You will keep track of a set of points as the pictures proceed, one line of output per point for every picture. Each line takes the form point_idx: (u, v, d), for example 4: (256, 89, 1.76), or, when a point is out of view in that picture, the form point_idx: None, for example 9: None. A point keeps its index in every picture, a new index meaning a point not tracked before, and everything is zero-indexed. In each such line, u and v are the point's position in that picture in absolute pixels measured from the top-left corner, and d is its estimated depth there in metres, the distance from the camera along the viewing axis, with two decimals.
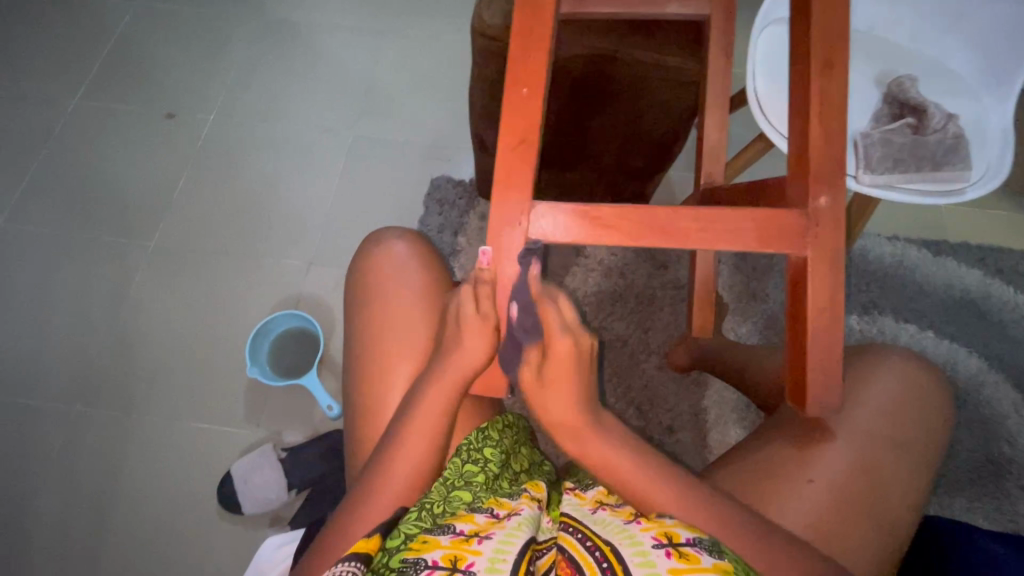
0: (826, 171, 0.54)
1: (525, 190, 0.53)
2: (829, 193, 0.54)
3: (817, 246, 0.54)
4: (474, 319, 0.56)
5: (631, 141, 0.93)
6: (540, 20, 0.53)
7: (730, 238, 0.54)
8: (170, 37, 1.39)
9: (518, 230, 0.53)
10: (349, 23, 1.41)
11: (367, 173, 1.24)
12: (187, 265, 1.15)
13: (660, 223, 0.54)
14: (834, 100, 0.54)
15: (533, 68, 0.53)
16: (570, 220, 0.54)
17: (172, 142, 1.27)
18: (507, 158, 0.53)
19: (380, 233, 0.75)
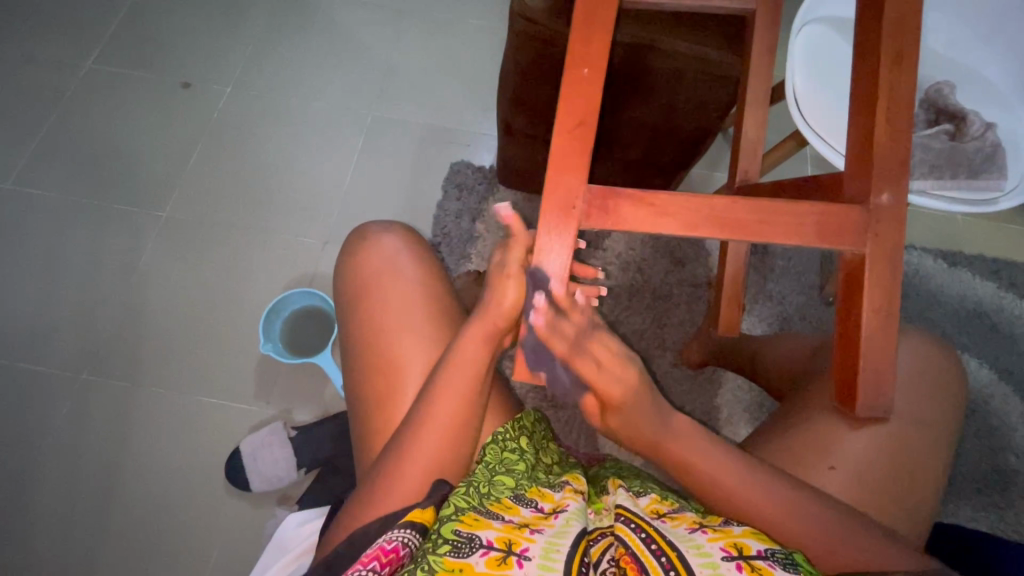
0: (888, 169, 0.52)
1: (582, 170, 0.50)
2: (892, 190, 0.51)
3: (876, 244, 0.52)
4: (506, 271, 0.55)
5: (663, 134, 0.95)
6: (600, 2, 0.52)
7: (790, 233, 0.51)
8: (185, 7, 1.42)
9: (574, 212, 0.50)
10: (372, 0, 1.44)
11: (386, 152, 1.27)
12: (219, 233, 1.18)
13: (717, 212, 0.50)
14: (902, 96, 0.52)
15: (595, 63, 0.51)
16: (627, 204, 0.51)
17: (205, 112, 1.30)
18: (567, 142, 0.50)
19: (364, 228, 0.77)
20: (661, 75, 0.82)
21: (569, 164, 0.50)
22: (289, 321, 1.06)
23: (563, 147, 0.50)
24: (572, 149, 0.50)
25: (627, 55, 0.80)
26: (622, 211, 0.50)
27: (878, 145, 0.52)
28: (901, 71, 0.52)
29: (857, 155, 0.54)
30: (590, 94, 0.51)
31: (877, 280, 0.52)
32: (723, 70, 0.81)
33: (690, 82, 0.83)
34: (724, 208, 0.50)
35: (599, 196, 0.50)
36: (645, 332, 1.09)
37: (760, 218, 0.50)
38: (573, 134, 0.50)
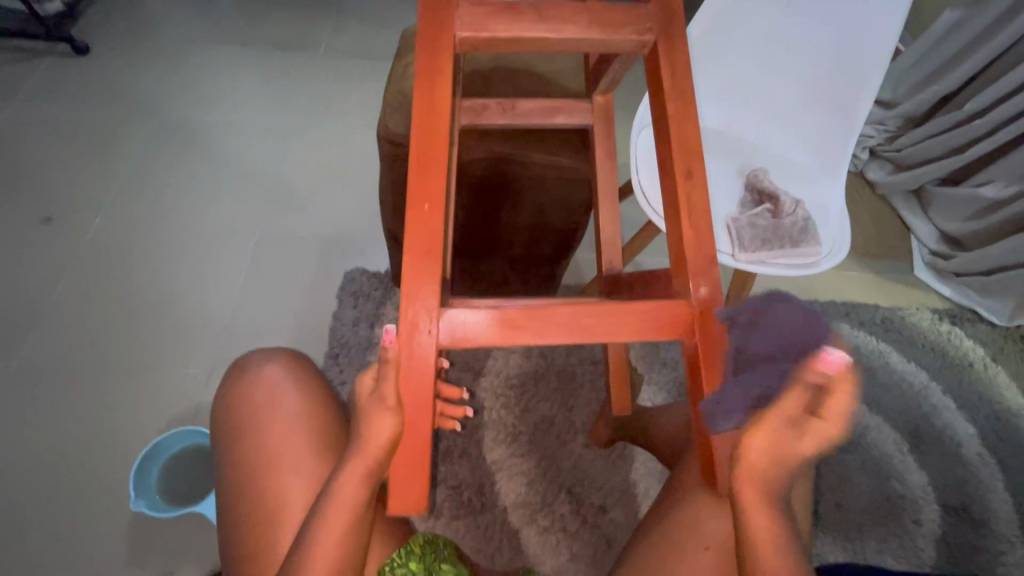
0: (702, 264, 0.55)
1: (434, 297, 0.52)
2: (708, 283, 0.55)
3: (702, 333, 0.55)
4: (374, 400, 0.50)
5: (539, 231, 1.02)
6: (434, 131, 0.53)
7: (630, 332, 0.54)
8: (53, 144, 1.39)
9: (430, 336, 0.51)
10: (258, 124, 1.49)
11: (276, 267, 1.25)
12: (86, 376, 1.09)
13: (560, 321, 0.53)
14: (702, 204, 0.55)
15: (435, 198, 0.53)
16: (480, 323, 0.53)
17: (72, 247, 1.23)
18: (416, 270, 0.52)
19: (247, 357, 0.72)
20: (522, 181, 0.91)
21: (423, 289, 0.52)
22: (170, 466, 0.95)
23: (412, 275, 0.51)
24: (423, 273, 0.51)
25: (488, 166, 0.89)
26: (471, 332, 0.52)
27: (691, 243, 0.55)
28: (695, 184, 0.55)
29: (675, 256, 0.58)
30: (433, 230, 0.52)
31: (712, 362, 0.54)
32: (576, 173, 0.90)
33: (552, 184, 0.92)
34: (566, 317, 0.53)
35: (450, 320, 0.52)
36: (554, 416, 1.10)
37: (604, 321, 0.53)
38: (420, 262, 0.52)
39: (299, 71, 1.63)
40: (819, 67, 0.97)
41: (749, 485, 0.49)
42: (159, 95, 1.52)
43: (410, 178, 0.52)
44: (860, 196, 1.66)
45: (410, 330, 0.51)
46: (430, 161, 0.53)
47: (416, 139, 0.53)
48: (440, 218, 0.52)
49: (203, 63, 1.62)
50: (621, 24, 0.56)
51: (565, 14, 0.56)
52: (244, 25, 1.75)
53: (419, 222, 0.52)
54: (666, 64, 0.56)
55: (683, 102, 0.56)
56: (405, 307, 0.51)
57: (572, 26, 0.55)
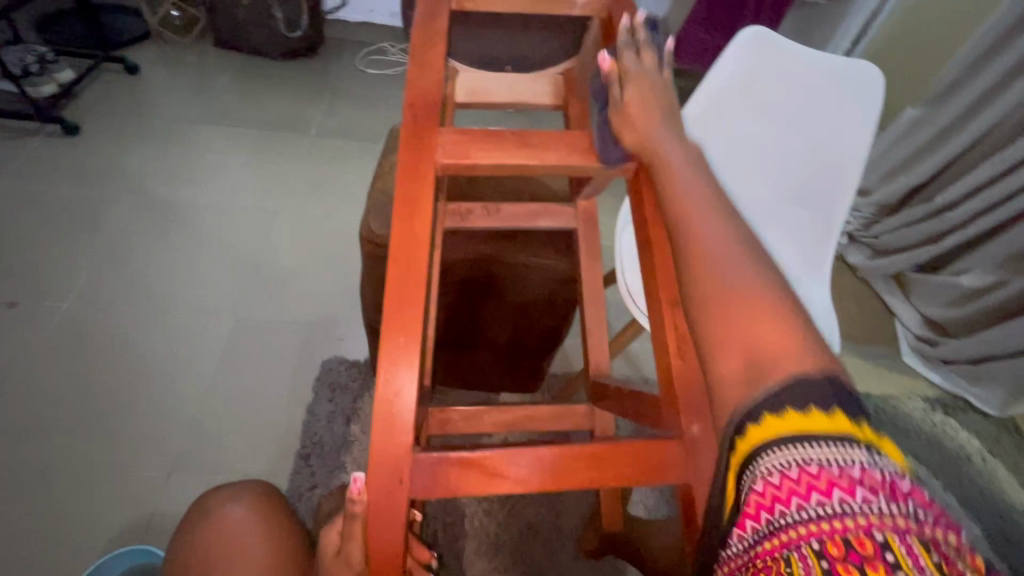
0: (695, 400, 0.51)
1: (406, 440, 0.48)
2: (699, 419, 0.51)
3: (698, 477, 0.50)
4: (342, 558, 0.48)
5: (524, 326, 0.99)
6: (413, 259, 0.51)
7: (619, 475, 0.50)
8: (29, 224, 1.36)
9: (402, 486, 0.47)
10: (243, 204, 1.50)
11: (251, 355, 1.20)
12: (33, 479, 1.01)
13: (544, 464, 0.49)
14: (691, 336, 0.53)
15: (412, 330, 0.50)
16: (454, 469, 0.49)
17: (35, 334, 1.18)
18: (387, 410, 0.48)
19: (205, 496, 0.69)
20: (507, 280, 0.90)
21: (394, 432, 0.48)
22: None
23: (384, 414, 0.48)
24: (397, 413, 0.48)
25: (472, 266, 0.88)
26: (448, 476, 0.48)
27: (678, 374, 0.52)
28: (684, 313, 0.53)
29: (665, 384, 0.54)
30: (407, 365, 0.49)
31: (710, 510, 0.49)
32: (561, 273, 0.89)
33: (537, 283, 0.91)
34: (548, 459, 0.50)
35: (424, 464, 0.48)
36: (539, 525, 1.02)
37: (589, 463, 0.50)
38: (392, 401, 0.48)
39: (289, 152, 1.66)
40: (795, 172, 1.01)
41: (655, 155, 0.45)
42: (146, 175, 1.52)
43: (386, 308, 0.50)
44: (842, 279, 1.69)
45: (380, 479, 0.47)
46: (407, 290, 0.50)
47: (395, 267, 0.51)
48: (416, 352, 0.49)
49: (194, 143, 1.64)
50: (603, 152, 0.57)
51: (548, 142, 0.57)
52: (238, 106, 1.80)
53: (394, 356, 0.49)
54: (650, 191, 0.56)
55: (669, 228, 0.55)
56: (376, 452, 0.47)
57: (553, 155, 0.56)
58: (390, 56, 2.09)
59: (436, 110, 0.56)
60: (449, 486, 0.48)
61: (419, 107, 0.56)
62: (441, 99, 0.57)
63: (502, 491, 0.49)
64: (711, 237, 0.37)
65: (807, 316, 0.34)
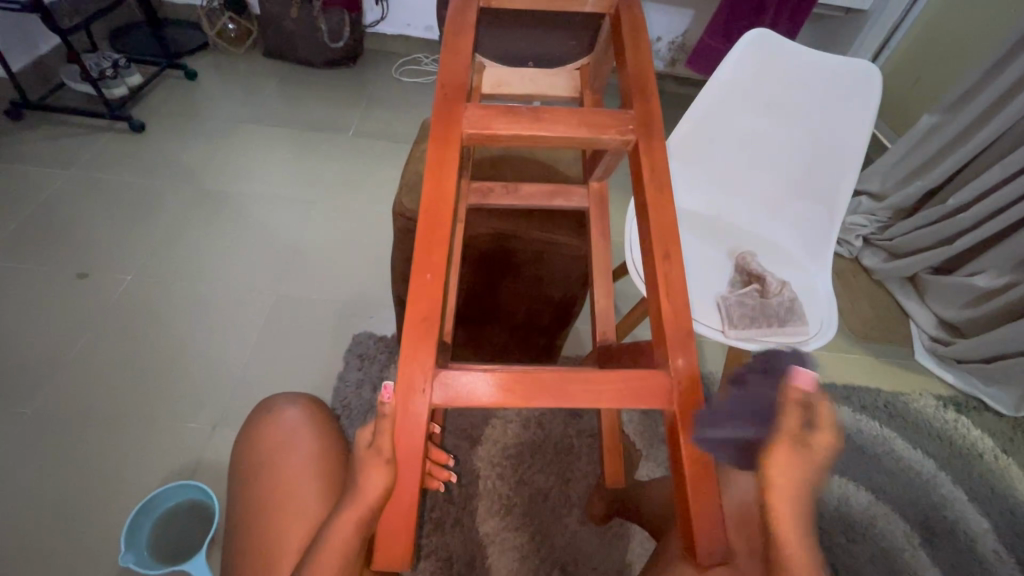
0: (679, 338, 0.59)
1: (429, 359, 0.56)
2: (685, 354, 0.58)
3: (682, 403, 0.57)
4: (370, 456, 0.53)
5: (539, 300, 1.07)
6: (439, 209, 0.60)
7: (614, 398, 0.56)
8: (98, 206, 1.52)
9: (424, 396, 0.55)
10: (286, 195, 1.63)
11: (289, 328, 1.32)
12: (93, 425, 1.13)
13: (546, 385, 0.56)
14: (678, 286, 0.60)
15: (436, 268, 0.58)
16: (466, 386, 0.56)
17: (101, 301, 1.31)
18: (414, 334, 0.56)
19: (272, 398, 0.74)
20: (524, 255, 0.99)
21: (418, 351, 0.56)
22: (163, 518, 0.96)
23: (412, 337, 0.56)
24: (422, 338, 0.56)
25: (493, 240, 0.97)
26: (465, 393, 0.56)
27: (666, 313, 0.59)
28: (673, 265, 0.61)
29: (655, 328, 0.61)
30: (433, 297, 0.57)
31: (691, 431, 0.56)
32: (574, 249, 0.97)
33: (551, 258, 0.99)
34: (550, 382, 0.56)
35: (443, 380, 0.56)
36: (547, 490, 1.09)
37: (585, 386, 0.56)
38: (418, 326, 0.56)
39: (328, 150, 1.80)
40: (796, 166, 1.07)
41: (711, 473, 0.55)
42: (200, 168, 1.67)
43: (417, 250, 0.58)
44: (857, 281, 1.71)
45: (405, 389, 0.55)
46: (433, 235, 0.59)
47: (424, 218, 0.60)
48: (439, 288, 0.58)
49: (243, 141, 1.79)
50: (605, 126, 0.65)
51: (559, 118, 0.65)
52: (284, 109, 1.96)
53: (421, 290, 0.58)
54: (646, 160, 0.64)
55: (661, 191, 0.63)
56: (403, 367, 0.55)
57: (563, 126, 0.64)
58: (423, 67, 2.24)
59: (464, 90, 0.65)
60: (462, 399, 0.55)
61: (449, 86, 0.65)
62: (467, 81, 0.66)
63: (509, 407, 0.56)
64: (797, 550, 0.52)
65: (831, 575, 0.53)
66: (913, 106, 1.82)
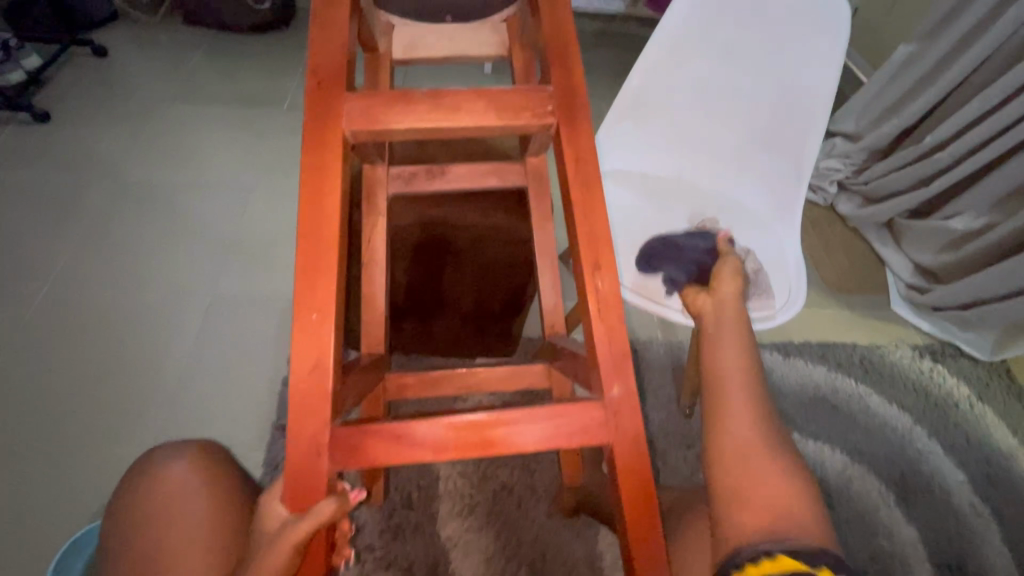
0: (614, 363, 0.51)
1: (322, 418, 0.47)
2: (620, 382, 0.50)
3: (619, 437, 0.50)
4: (271, 532, 0.45)
5: (485, 288, 0.98)
6: (322, 232, 0.49)
7: (544, 439, 0.49)
8: (5, 210, 1.38)
9: (323, 459, 0.47)
10: (216, 181, 1.50)
11: (227, 331, 1.22)
12: (19, 459, 1.04)
13: (463, 436, 0.48)
14: (613, 297, 0.51)
15: (324, 305, 0.48)
16: (375, 439, 0.48)
17: (16, 319, 1.20)
18: (303, 389, 0.47)
19: (153, 454, 0.67)
20: (461, 244, 0.89)
21: (311, 409, 0.47)
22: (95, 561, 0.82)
23: (302, 392, 0.47)
24: (315, 393, 0.47)
25: (424, 230, 0.87)
26: (372, 450, 0.48)
27: (598, 332, 0.51)
28: (605, 274, 0.52)
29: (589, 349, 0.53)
30: (325, 342, 0.48)
31: (631, 469, 0.49)
32: (514, 235, 0.88)
33: (491, 245, 0.90)
34: (469, 430, 0.49)
35: (345, 439, 0.48)
36: (512, 484, 1.04)
37: (512, 429, 0.49)
38: (307, 379, 0.47)
39: (261, 126, 1.65)
40: (756, 116, 0.97)
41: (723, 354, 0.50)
42: (117, 159, 1.51)
43: (297, 284, 0.48)
44: (832, 230, 1.64)
45: (301, 455, 0.46)
46: (316, 266, 0.49)
47: (302, 242, 0.49)
48: (330, 326, 0.48)
49: (164, 124, 1.62)
50: (520, 107, 0.54)
51: (461, 101, 0.53)
52: (208, 82, 1.77)
53: (307, 333, 0.48)
54: (569, 147, 0.54)
55: (588, 186, 0.53)
56: (293, 428, 0.47)
57: (468, 113, 0.53)
58: None
59: (341, 78, 0.53)
60: (367, 458, 0.47)
61: (322, 74, 0.53)
62: (347, 65, 0.54)
63: (418, 462, 0.48)
64: (748, 436, 0.45)
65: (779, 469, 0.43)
66: (890, 34, 1.68)
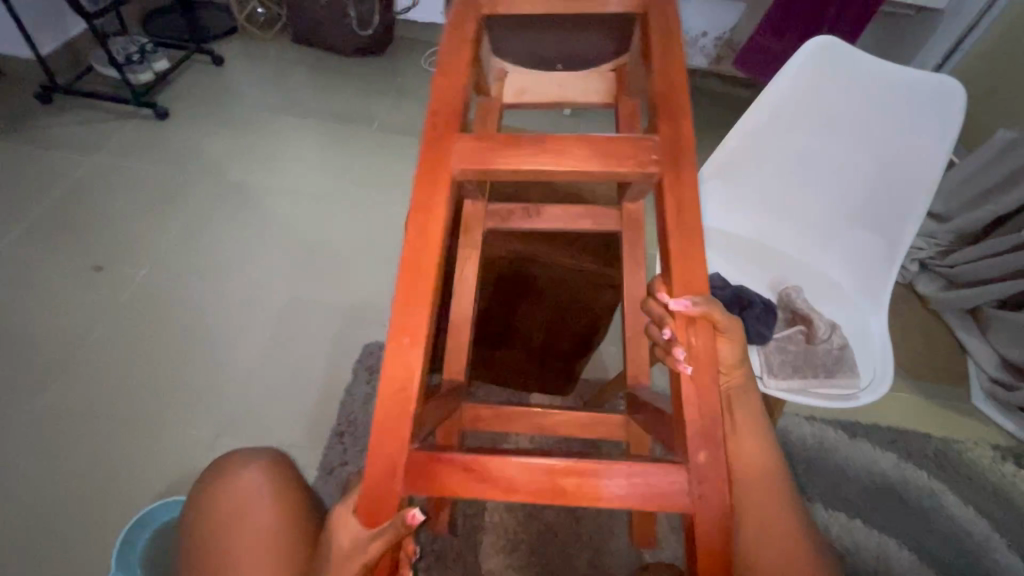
0: (704, 428, 0.48)
1: (402, 440, 0.47)
2: (707, 448, 0.48)
3: (702, 505, 0.47)
4: (346, 548, 0.47)
5: (559, 326, 0.99)
6: (424, 262, 0.50)
7: (620, 496, 0.48)
8: (119, 195, 1.51)
9: (399, 482, 0.47)
10: (305, 189, 1.59)
11: (300, 332, 1.28)
12: (98, 427, 1.11)
13: (543, 481, 0.48)
14: (704, 356, 0.49)
15: (417, 332, 0.48)
16: (451, 471, 0.48)
17: (115, 296, 1.30)
18: (389, 411, 0.47)
19: (232, 454, 0.70)
20: (543, 281, 0.92)
21: (399, 431, 0.47)
22: (158, 536, 0.91)
23: (389, 411, 0.47)
24: (403, 418, 0.47)
25: (511, 264, 0.90)
26: (450, 481, 0.48)
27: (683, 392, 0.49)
28: (700, 332, 0.49)
29: (676, 407, 0.51)
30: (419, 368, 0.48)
31: (715, 540, 0.47)
32: (599, 279, 0.90)
33: (572, 286, 0.91)
34: (544, 474, 0.48)
35: (424, 465, 0.48)
36: (555, 528, 1.02)
37: (592, 481, 0.48)
38: (395, 400, 0.48)
39: (351, 143, 1.75)
40: (850, 189, 0.96)
41: (743, 413, 0.56)
42: (221, 160, 1.64)
43: (393, 307, 0.49)
44: (908, 310, 1.57)
45: (384, 475, 0.47)
46: (415, 296, 0.49)
47: (401, 269, 0.50)
48: (420, 354, 0.48)
49: (266, 130, 1.75)
50: (636, 158, 0.54)
51: (566, 147, 0.54)
52: (308, 97, 1.91)
53: (400, 356, 0.48)
54: (671, 195, 0.52)
55: (690, 239, 0.51)
56: (374, 445, 0.47)
57: (577, 162, 0.54)
58: None
59: (457, 116, 0.57)
60: (441, 488, 0.48)
61: (440, 114, 0.56)
62: (462, 111, 0.58)
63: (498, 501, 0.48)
64: (765, 492, 0.55)
65: (789, 516, 0.55)
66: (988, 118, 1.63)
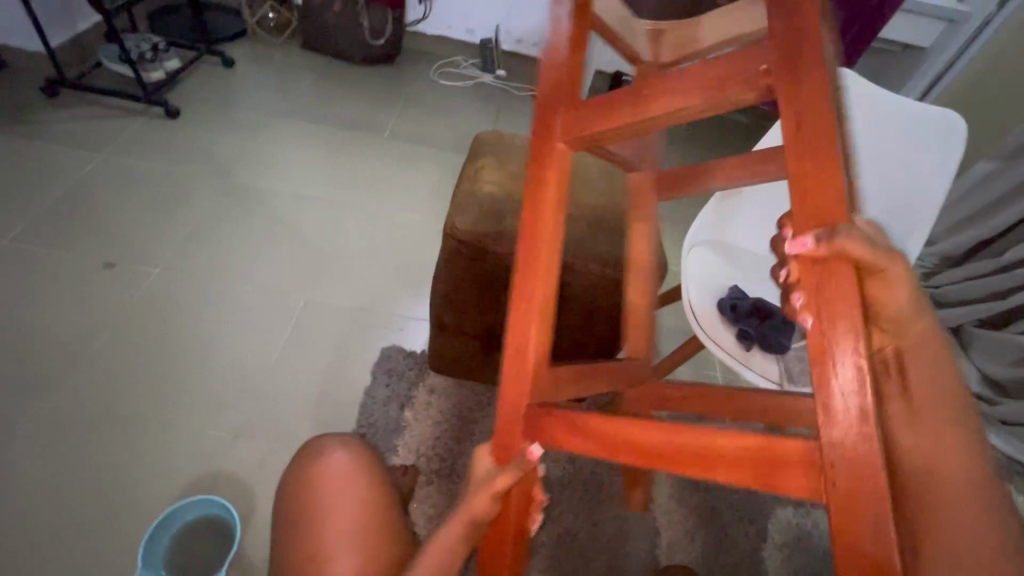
0: (845, 394, 0.33)
1: (525, 391, 0.52)
2: (850, 421, 0.33)
3: (838, 498, 0.34)
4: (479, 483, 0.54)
5: (583, 331, 1.05)
6: (540, 227, 0.52)
7: (723, 466, 0.40)
8: (129, 192, 1.49)
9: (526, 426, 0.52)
10: (317, 193, 1.60)
11: (316, 334, 1.28)
12: (110, 426, 1.08)
13: (637, 437, 0.44)
14: (850, 298, 0.33)
15: (531, 294, 0.52)
16: (564, 419, 0.50)
17: (126, 295, 1.27)
18: (517, 361, 0.53)
19: (321, 440, 0.79)
20: (574, 287, 0.98)
21: (524, 383, 0.52)
22: (181, 537, 0.90)
23: (516, 365, 0.52)
24: (525, 366, 0.52)
25: None
26: (557, 428, 0.50)
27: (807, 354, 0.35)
28: (844, 267, 0.34)
29: None
30: (534, 327, 0.52)
31: (859, 551, 0.33)
32: (626, 287, 0.97)
33: (600, 292, 0.98)
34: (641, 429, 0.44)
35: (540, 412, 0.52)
36: (576, 529, 1.04)
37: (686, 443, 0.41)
38: (516, 355, 0.52)
39: (363, 150, 1.77)
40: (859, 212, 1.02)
41: (923, 384, 0.40)
42: (234, 162, 1.64)
43: (516, 275, 0.52)
44: None
45: (512, 418, 0.52)
46: (530, 260, 0.52)
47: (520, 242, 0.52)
48: (538, 316, 0.52)
49: (277, 134, 1.76)
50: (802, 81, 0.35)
51: (666, 90, 0.43)
52: (318, 104, 1.92)
53: (519, 317, 0.52)
54: (797, 91, 0.36)
55: (826, 154, 0.35)
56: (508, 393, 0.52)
57: (686, 107, 0.43)
58: (462, 70, 2.22)
59: (567, 85, 0.52)
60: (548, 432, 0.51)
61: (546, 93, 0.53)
62: (569, 80, 0.52)
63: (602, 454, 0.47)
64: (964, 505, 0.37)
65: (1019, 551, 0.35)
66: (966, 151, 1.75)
